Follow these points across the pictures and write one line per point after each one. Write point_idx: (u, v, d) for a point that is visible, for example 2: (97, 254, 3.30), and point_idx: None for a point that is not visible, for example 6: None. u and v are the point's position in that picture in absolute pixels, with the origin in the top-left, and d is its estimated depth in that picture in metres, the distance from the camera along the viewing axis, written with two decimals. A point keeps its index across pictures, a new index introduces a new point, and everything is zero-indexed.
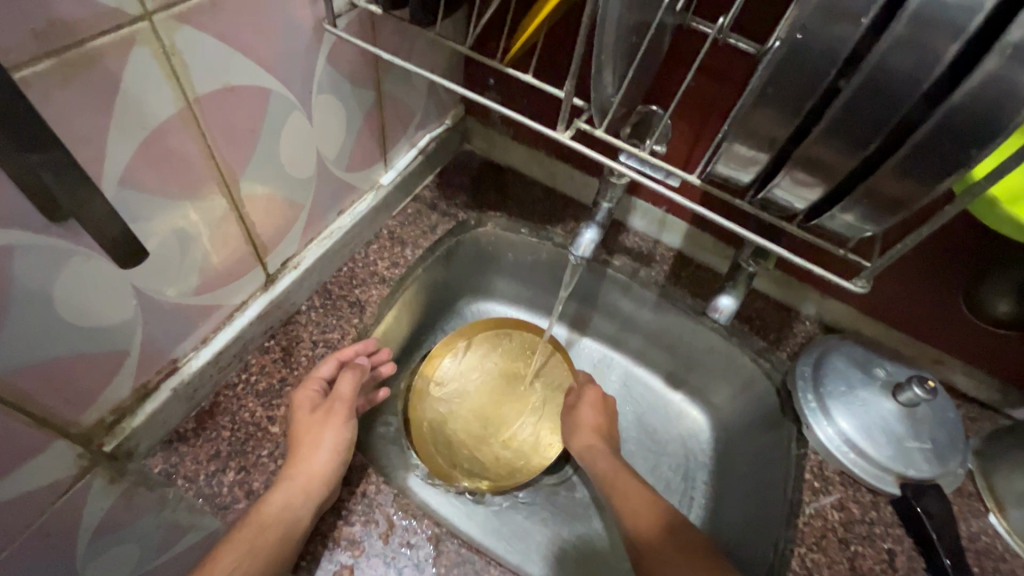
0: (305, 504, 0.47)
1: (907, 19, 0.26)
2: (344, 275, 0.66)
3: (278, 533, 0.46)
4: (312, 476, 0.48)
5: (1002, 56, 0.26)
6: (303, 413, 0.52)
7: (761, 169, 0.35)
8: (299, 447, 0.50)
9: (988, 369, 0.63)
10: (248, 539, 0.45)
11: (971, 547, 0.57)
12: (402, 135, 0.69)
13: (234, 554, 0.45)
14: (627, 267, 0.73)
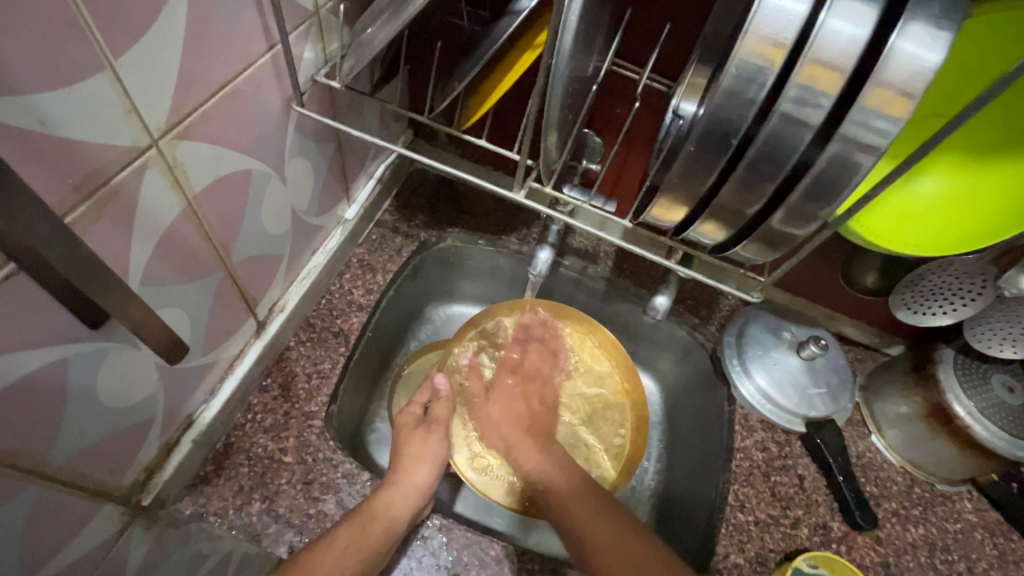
0: (409, 509, 0.56)
1: (778, 114, 0.31)
2: (324, 308, 0.71)
3: (382, 528, 0.53)
4: (421, 486, 0.59)
5: (840, 142, 0.31)
6: (409, 429, 0.65)
7: (679, 216, 0.40)
8: (407, 463, 0.60)
9: (867, 320, 0.79)
10: (355, 529, 0.52)
11: (859, 462, 0.73)
12: (359, 170, 0.73)
13: (346, 536, 0.51)
14: (576, 266, 0.83)
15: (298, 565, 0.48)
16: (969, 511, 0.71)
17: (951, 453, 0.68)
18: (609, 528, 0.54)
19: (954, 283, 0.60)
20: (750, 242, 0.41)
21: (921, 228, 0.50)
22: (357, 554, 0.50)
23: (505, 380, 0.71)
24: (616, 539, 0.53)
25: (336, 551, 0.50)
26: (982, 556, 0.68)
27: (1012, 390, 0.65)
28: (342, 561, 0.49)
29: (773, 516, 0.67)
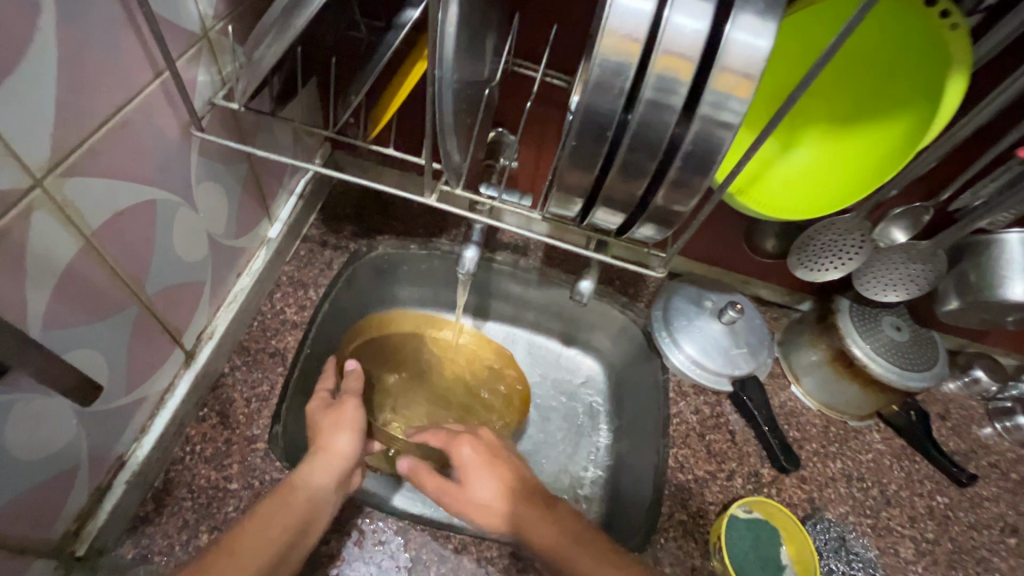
0: (333, 479, 0.55)
1: (645, 102, 0.35)
2: (257, 330, 0.70)
3: (303, 500, 0.52)
4: (346, 456, 0.56)
5: (702, 122, 0.35)
6: (320, 411, 0.61)
7: (579, 203, 0.43)
8: (324, 434, 0.57)
9: (777, 281, 0.87)
10: (281, 500, 0.52)
11: (783, 411, 0.80)
12: (278, 188, 0.73)
13: (269, 509, 0.50)
14: (508, 260, 0.86)
15: (222, 548, 0.47)
16: (877, 441, 0.79)
17: (855, 390, 0.77)
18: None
19: (839, 241, 0.67)
20: (643, 222, 0.45)
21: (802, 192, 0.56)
22: (279, 524, 0.50)
23: (468, 459, 0.58)
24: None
25: (261, 523, 0.49)
26: (891, 478, 0.76)
27: (900, 328, 0.74)
28: (266, 535, 0.49)
29: (710, 472, 0.72)
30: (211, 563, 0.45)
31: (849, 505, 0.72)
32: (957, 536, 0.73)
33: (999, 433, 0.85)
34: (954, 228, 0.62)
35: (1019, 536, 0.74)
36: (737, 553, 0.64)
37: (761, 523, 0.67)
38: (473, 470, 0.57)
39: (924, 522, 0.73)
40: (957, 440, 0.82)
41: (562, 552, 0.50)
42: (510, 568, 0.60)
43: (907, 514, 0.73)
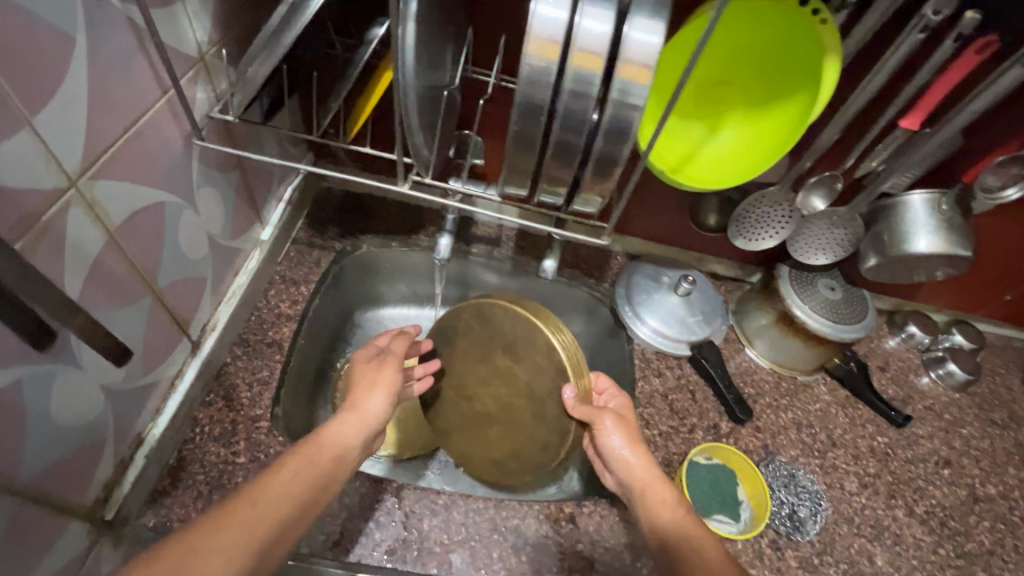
0: (357, 436, 0.59)
1: (568, 91, 0.43)
2: (254, 323, 0.77)
3: (329, 456, 0.55)
4: (373, 414, 0.62)
5: (615, 105, 0.43)
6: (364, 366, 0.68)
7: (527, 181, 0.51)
8: (360, 393, 0.64)
9: (726, 254, 0.96)
10: (306, 457, 0.53)
11: (739, 371, 0.88)
12: (267, 194, 0.80)
13: (295, 463, 0.51)
14: (483, 251, 0.95)
15: (249, 495, 0.46)
16: (823, 392, 0.88)
17: (799, 347, 0.85)
18: (708, 544, 0.53)
19: (771, 213, 0.75)
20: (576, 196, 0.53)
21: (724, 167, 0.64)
22: (306, 475, 0.51)
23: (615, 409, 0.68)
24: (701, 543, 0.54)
25: (287, 472, 0.50)
26: (837, 424, 0.85)
27: (832, 289, 0.83)
28: (291, 488, 0.49)
29: (674, 426, 0.79)
30: (232, 505, 0.45)
31: (799, 449, 0.81)
32: (896, 469, 0.82)
33: (934, 380, 0.94)
34: (865, 192, 0.72)
35: (952, 468, 0.83)
36: (698, 493, 0.72)
37: (720, 467, 0.75)
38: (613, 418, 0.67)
39: (866, 460, 0.82)
40: (896, 388, 0.92)
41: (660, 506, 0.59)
42: (497, 516, 0.67)
43: (850, 453, 0.82)
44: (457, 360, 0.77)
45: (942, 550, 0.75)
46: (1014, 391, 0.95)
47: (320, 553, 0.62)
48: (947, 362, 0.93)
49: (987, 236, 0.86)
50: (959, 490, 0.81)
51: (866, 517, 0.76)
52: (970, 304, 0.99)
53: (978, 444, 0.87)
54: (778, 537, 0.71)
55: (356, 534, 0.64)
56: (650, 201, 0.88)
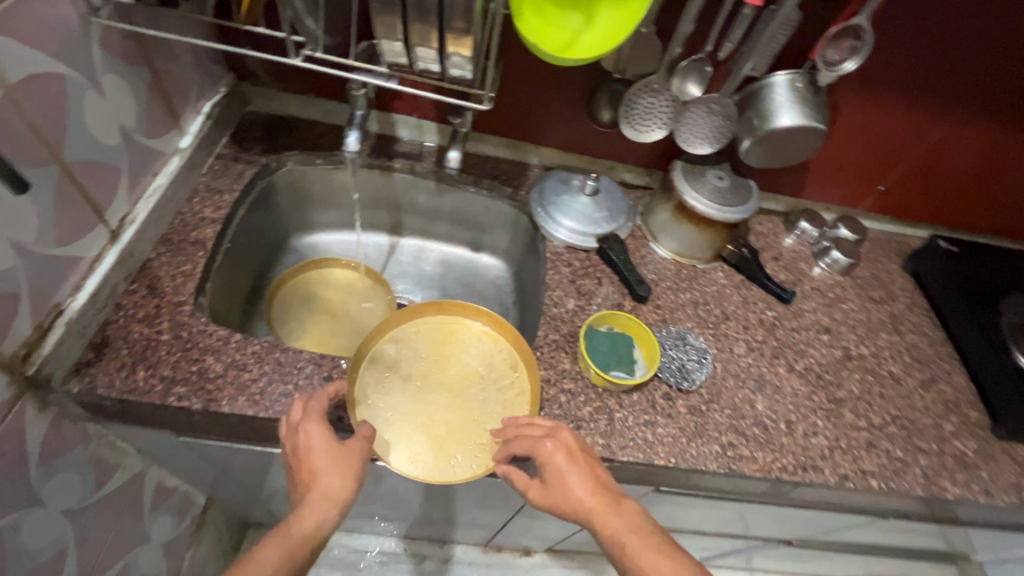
0: (330, 517, 0.58)
1: None
2: (177, 225, 0.81)
3: (302, 542, 0.55)
4: (337, 496, 0.59)
5: None
6: (321, 443, 0.61)
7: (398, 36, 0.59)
8: (319, 475, 0.59)
9: (635, 162, 1.03)
10: (285, 548, 0.54)
11: (644, 261, 0.96)
12: (184, 104, 0.83)
13: (274, 556, 0.53)
14: (406, 167, 1.01)
15: None
16: (720, 277, 0.97)
17: (692, 232, 0.94)
18: None
19: (656, 102, 0.82)
20: (447, 43, 0.58)
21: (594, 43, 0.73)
22: (288, 563, 0.53)
23: (555, 456, 0.62)
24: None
25: (268, 567, 0.52)
26: (731, 301, 0.94)
27: (721, 178, 0.91)
28: None
29: (580, 304, 0.87)
30: None
31: (695, 321, 0.89)
32: (781, 336, 0.91)
33: (823, 268, 1.04)
34: (731, 77, 0.80)
35: (831, 333, 0.94)
36: (596, 355, 0.80)
37: (617, 334, 0.83)
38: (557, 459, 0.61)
39: (755, 329, 0.91)
40: (787, 273, 1.01)
41: (615, 533, 0.56)
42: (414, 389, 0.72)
43: (741, 324, 0.91)
44: (384, 390, 0.72)
45: (816, 397, 0.84)
46: (892, 274, 1.05)
47: (242, 411, 0.66)
48: (832, 250, 1.03)
49: (854, 127, 0.96)
50: (835, 351, 0.91)
51: (750, 372, 0.85)
52: (855, 199, 1.09)
53: (856, 314, 0.98)
54: (669, 389, 0.80)
55: (276, 394, 0.68)
56: (556, 107, 0.94)
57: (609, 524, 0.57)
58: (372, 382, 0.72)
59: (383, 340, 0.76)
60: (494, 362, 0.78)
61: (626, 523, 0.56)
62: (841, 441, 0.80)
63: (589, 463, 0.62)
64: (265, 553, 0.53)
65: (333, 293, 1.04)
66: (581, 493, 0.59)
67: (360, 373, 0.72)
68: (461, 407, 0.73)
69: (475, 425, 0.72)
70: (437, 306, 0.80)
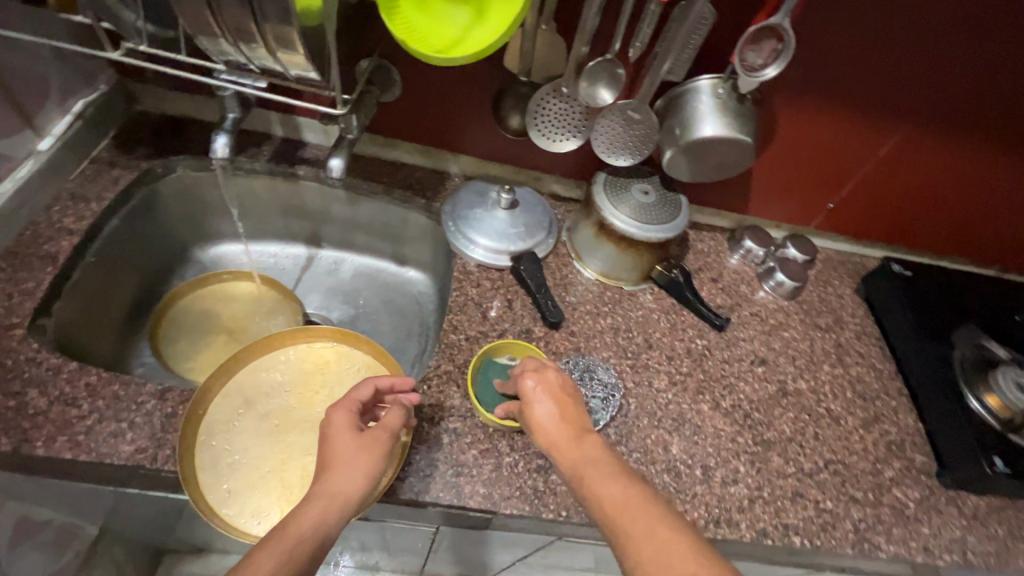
0: (337, 519, 0.50)
1: None
2: (28, 237, 0.73)
3: (305, 547, 0.46)
4: (348, 494, 0.51)
5: None
6: (345, 432, 0.56)
7: (216, 33, 0.51)
8: (336, 468, 0.53)
9: (562, 173, 0.95)
10: (283, 546, 0.45)
11: (564, 282, 0.87)
12: (44, 101, 0.76)
13: (271, 558, 0.43)
14: (310, 174, 0.93)
15: None
16: (648, 300, 0.89)
17: (614, 252, 0.85)
18: (662, 550, 0.44)
19: (566, 108, 0.74)
20: (270, 40, 0.50)
21: (487, 33, 0.64)
22: (287, 566, 0.43)
23: (533, 387, 0.62)
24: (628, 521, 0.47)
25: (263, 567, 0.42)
26: (656, 328, 0.85)
27: (646, 193, 0.84)
28: None
29: (482, 330, 0.79)
30: None
31: (612, 350, 0.81)
32: (709, 368, 0.83)
33: (767, 291, 0.95)
34: (647, 82, 0.71)
35: (766, 365, 0.85)
36: (490, 390, 0.72)
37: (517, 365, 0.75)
38: (536, 395, 0.62)
39: (680, 359, 0.83)
40: (724, 297, 0.93)
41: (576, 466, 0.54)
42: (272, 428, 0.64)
43: (665, 354, 0.83)
44: (236, 432, 0.64)
45: (740, 438, 0.76)
46: (842, 299, 0.97)
47: (58, 455, 0.58)
48: (775, 272, 0.94)
49: (796, 139, 0.87)
50: (769, 385, 0.83)
51: (669, 410, 0.77)
52: (804, 216, 1.00)
53: (797, 344, 0.89)
54: None
55: (103, 434, 0.60)
56: (468, 111, 0.86)
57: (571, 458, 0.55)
58: (221, 421, 0.64)
59: (241, 372, 0.68)
60: None
61: (593, 454, 0.55)
62: (763, 490, 0.72)
63: (566, 398, 0.62)
64: (259, 556, 0.44)
65: (232, 310, 0.96)
66: (554, 425, 0.59)
67: (206, 411, 0.64)
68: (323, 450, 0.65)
69: None
70: (312, 331, 0.72)
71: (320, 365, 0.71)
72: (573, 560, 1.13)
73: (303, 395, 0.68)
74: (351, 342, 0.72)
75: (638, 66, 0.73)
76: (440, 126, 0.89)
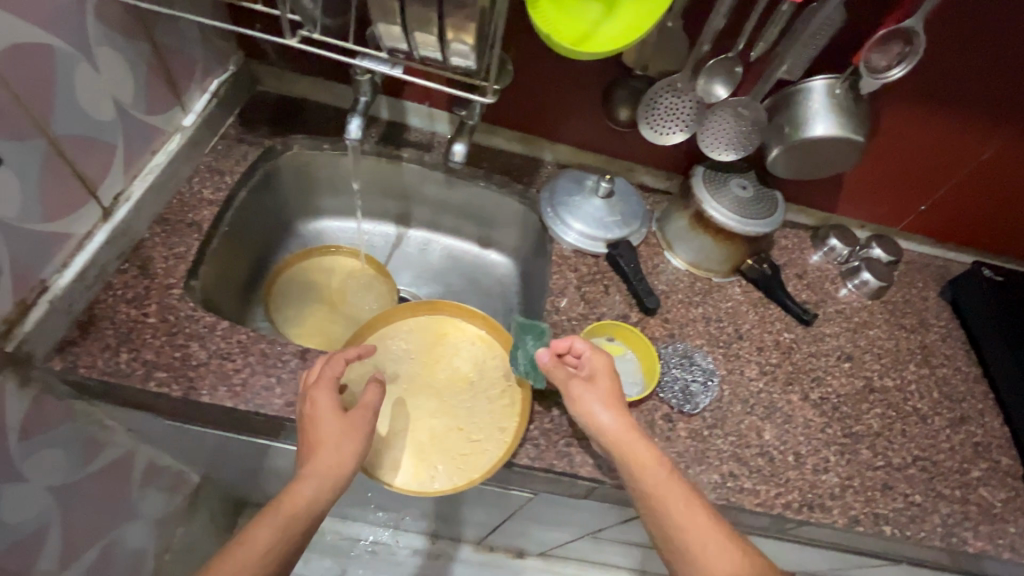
0: (327, 496, 0.57)
1: None
2: (176, 205, 0.79)
3: (298, 522, 0.55)
4: (336, 473, 0.58)
5: None
6: (327, 413, 0.61)
7: (396, 21, 0.55)
8: (321, 447, 0.58)
9: (654, 165, 0.98)
10: (278, 525, 0.54)
11: (656, 270, 0.90)
12: (189, 80, 0.82)
13: (266, 535, 0.53)
14: (414, 156, 0.98)
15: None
16: (736, 292, 0.91)
17: (708, 243, 0.88)
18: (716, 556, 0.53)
19: (679, 102, 0.76)
20: (447, 31, 0.55)
21: (616, 33, 0.67)
22: (282, 540, 0.53)
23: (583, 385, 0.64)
24: (717, 554, 0.53)
25: (261, 545, 0.52)
26: (745, 320, 0.88)
27: (745, 187, 0.86)
28: (265, 561, 0.51)
29: (583, 313, 0.83)
30: None
31: (705, 339, 0.84)
32: (797, 361, 0.85)
33: (850, 289, 0.97)
34: (764, 79, 0.74)
35: (852, 361, 0.87)
36: None
37: (617, 346, 0.79)
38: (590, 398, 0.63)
39: (769, 351, 0.85)
40: (809, 293, 0.95)
41: (658, 488, 0.57)
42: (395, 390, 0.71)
43: (755, 345, 0.85)
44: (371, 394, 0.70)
45: (830, 429, 0.79)
46: (927, 301, 0.97)
47: (220, 403, 0.65)
48: (862, 271, 0.95)
49: (896, 138, 0.88)
50: (856, 381, 0.85)
51: (761, 398, 0.80)
52: (892, 217, 1.01)
53: (883, 342, 0.91)
54: (671, 411, 0.75)
55: (256, 387, 0.66)
56: (574, 102, 0.89)
57: (652, 477, 0.58)
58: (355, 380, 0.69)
59: (371, 338, 0.74)
60: (487, 367, 0.74)
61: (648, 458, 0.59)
62: (854, 480, 0.74)
63: (613, 393, 0.64)
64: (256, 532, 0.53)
65: (334, 281, 1.02)
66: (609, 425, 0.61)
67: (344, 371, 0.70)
68: (448, 417, 0.70)
69: (460, 435, 0.69)
70: (433, 304, 0.77)
71: (439, 336, 0.76)
72: (634, 539, 1.18)
73: (425, 363, 0.74)
74: (468, 317, 0.77)
75: (753, 64, 0.75)
76: (541, 115, 0.92)
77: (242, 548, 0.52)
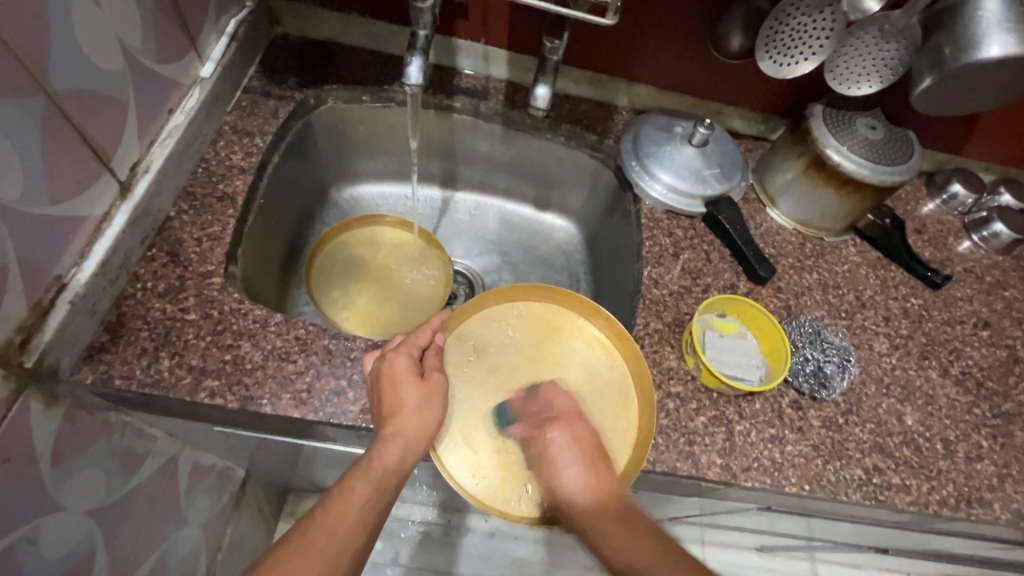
0: (416, 453, 0.52)
1: None
2: (201, 176, 0.67)
3: (391, 479, 0.49)
4: (422, 433, 0.52)
5: None
6: (408, 376, 0.54)
7: None
8: (402, 407, 0.52)
9: (749, 106, 0.84)
10: (373, 480, 0.48)
11: (760, 232, 0.78)
12: (203, 20, 0.67)
13: (363, 488, 0.47)
14: (467, 107, 0.83)
15: (313, 528, 0.44)
16: (853, 254, 0.78)
17: (826, 199, 0.74)
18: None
19: (809, 23, 0.63)
20: None
21: None
22: (379, 493, 0.48)
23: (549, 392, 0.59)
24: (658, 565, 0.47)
25: (359, 499, 0.47)
26: (867, 285, 0.76)
27: (874, 128, 0.71)
28: (367, 511, 0.47)
29: (685, 285, 0.71)
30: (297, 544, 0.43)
31: (825, 309, 0.72)
32: (930, 331, 0.73)
33: (975, 244, 0.83)
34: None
35: (991, 329, 0.75)
36: (712, 351, 0.64)
37: (731, 324, 0.67)
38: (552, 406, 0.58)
39: (898, 321, 0.73)
40: (933, 251, 0.81)
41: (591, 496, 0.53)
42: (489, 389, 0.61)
43: (881, 314, 0.74)
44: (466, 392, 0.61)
45: (978, 410, 0.68)
46: None
47: (285, 413, 0.54)
48: (993, 221, 0.81)
49: None
50: (998, 351, 0.74)
51: (896, 377, 0.69)
52: None
53: (1021, 305, 0.79)
54: (800, 397, 0.64)
55: (325, 392, 0.56)
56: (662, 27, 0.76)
57: (587, 484, 0.53)
58: (452, 369, 0.61)
59: (473, 326, 0.65)
60: (603, 370, 0.63)
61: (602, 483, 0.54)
62: (1012, 467, 0.65)
63: (584, 410, 0.58)
64: (351, 486, 0.47)
65: (381, 255, 0.89)
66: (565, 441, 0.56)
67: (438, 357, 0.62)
68: None
69: None
70: (545, 290, 0.66)
71: (552, 330, 0.65)
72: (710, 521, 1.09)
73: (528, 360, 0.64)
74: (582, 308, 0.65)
75: None
76: (626, 49, 0.80)
77: (339, 498, 0.46)
